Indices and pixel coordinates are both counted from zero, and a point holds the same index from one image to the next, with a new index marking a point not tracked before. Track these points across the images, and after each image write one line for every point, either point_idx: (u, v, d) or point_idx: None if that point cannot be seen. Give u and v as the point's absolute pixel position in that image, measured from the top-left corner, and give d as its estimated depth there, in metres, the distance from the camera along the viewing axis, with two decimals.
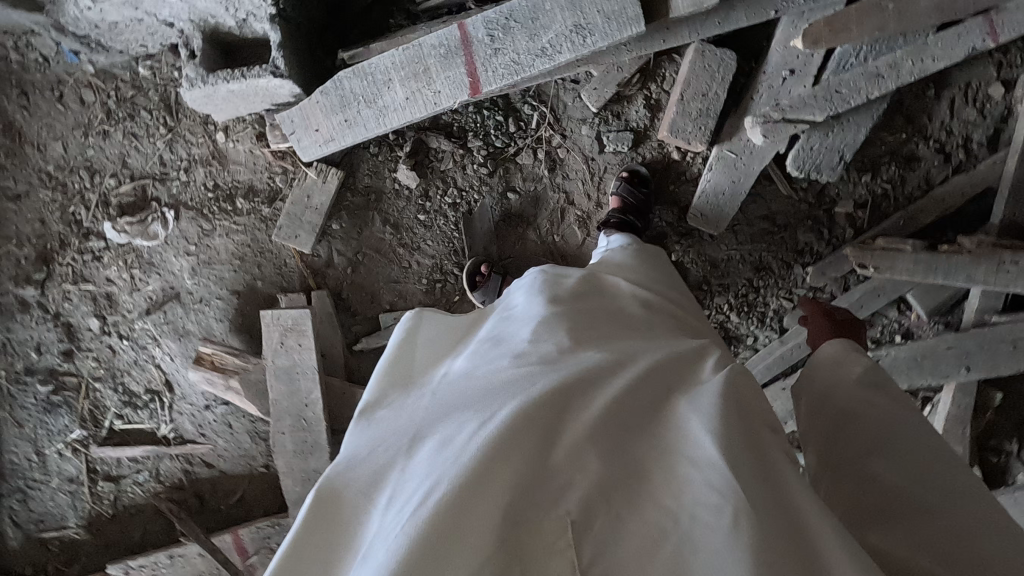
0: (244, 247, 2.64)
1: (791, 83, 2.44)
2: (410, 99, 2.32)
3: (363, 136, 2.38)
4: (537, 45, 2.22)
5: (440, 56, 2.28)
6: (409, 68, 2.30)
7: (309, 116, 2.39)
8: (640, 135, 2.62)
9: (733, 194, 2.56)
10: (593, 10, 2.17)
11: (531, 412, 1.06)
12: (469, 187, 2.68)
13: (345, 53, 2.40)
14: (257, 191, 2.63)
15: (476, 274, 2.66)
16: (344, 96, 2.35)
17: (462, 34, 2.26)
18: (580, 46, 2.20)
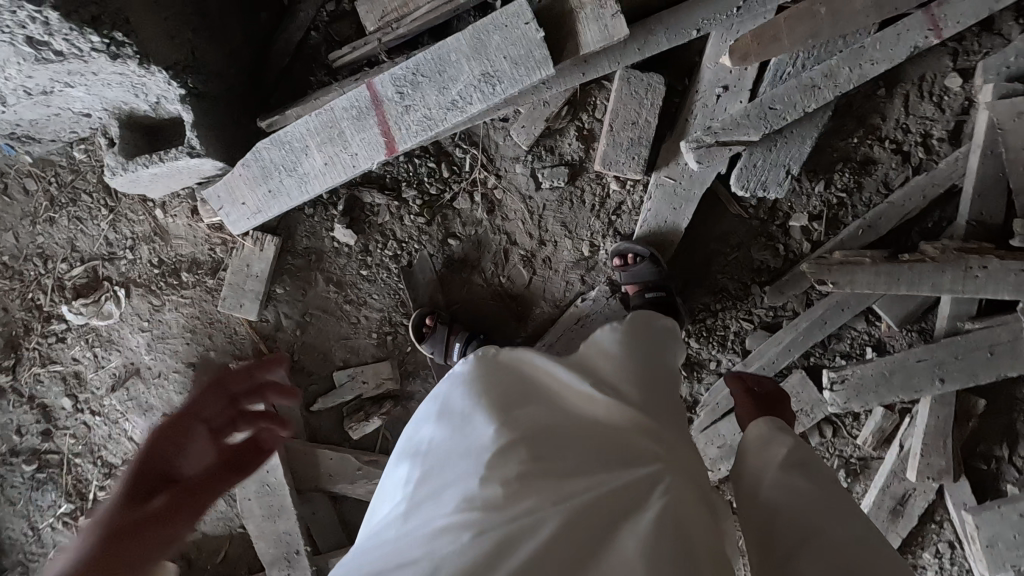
0: (195, 319, 2.66)
1: (726, 101, 2.33)
2: (329, 164, 2.28)
3: (288, 205, 2.35)
4: (447, 99, 2.16)
5: (353, 118, 2.23)
6: (325, 133, 2.26)
7: (234, 189, 2.38)
8: (576, 168, 2.53)
9: (675, 221, 2.47)
10: (500, 56, 2.09)
11: None
12: (408, 238, 2.63)
13: (264, 122, 2.37)
14: (200, 263, 2.65)
15: (422, 325, 2.63)
16: (265, 166, 2.33)
17: (372, 93, 2.20)
18: (490, 94, 2.13)
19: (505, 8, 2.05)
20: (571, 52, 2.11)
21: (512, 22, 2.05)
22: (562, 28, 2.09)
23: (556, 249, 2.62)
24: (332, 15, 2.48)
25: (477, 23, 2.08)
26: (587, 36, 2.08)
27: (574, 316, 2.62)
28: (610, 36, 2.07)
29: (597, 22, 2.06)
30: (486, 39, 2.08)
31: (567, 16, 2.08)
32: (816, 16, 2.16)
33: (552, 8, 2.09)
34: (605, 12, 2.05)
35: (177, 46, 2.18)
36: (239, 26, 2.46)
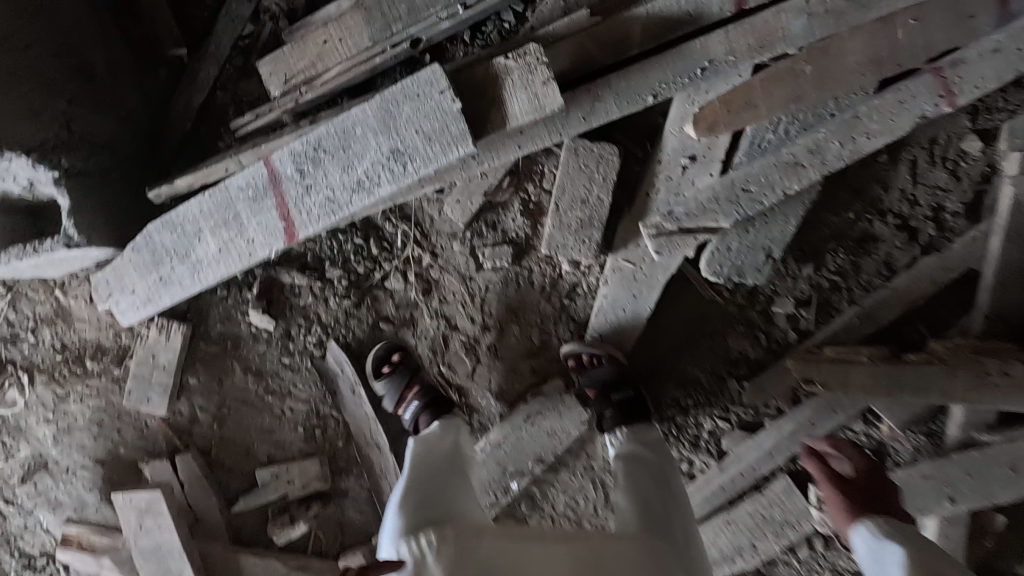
0: (101, 411, 2.40)
1: (694, 173, 1.95)
2: (223, 251, 1.95)
3: (181, 295, 2.03)
4: (353, 179, 1.81)
5: (248, 199, 1.91)
6: (218, 216, 1.94)
7: (125, 276, 2.08)
8: (522, 247, 2.18)
9: (635, 309, 2.09)
10: (411, 131, 1.73)
11: None
12: (333, 322, 2.31)
13: (151, 194, 2.05)
14: (106, 349, 2.37)
15: (382, 362, 2.26)
16: (155, 251, 2.02)
17: (269, 171, 1.88)
18: (401, 175, 1.77)
19: (415, 73, 1.71)
20: (497, 126, 1.72)
21: (422, 91, 1.70)
22: (486, 98, 1.72)
23: (502, 336, 2.27)
24: (238, 71, 2.16)
25: (384, 91, 1.75)
26: (513, 108, 1.70)
27: (523, 412, 2.28)
28: (541, 108, 1.68)
29: (525, 92, 1.69)
30: (395, 111, 1.74)
31: (491, 86, 1.71)
32: (799, 78, 1.76)
33: (473, 74, 1.73)
34: (534, 78, 1.67)
35: (45, 124, 1.88)
36: (132, 90, 2.15)
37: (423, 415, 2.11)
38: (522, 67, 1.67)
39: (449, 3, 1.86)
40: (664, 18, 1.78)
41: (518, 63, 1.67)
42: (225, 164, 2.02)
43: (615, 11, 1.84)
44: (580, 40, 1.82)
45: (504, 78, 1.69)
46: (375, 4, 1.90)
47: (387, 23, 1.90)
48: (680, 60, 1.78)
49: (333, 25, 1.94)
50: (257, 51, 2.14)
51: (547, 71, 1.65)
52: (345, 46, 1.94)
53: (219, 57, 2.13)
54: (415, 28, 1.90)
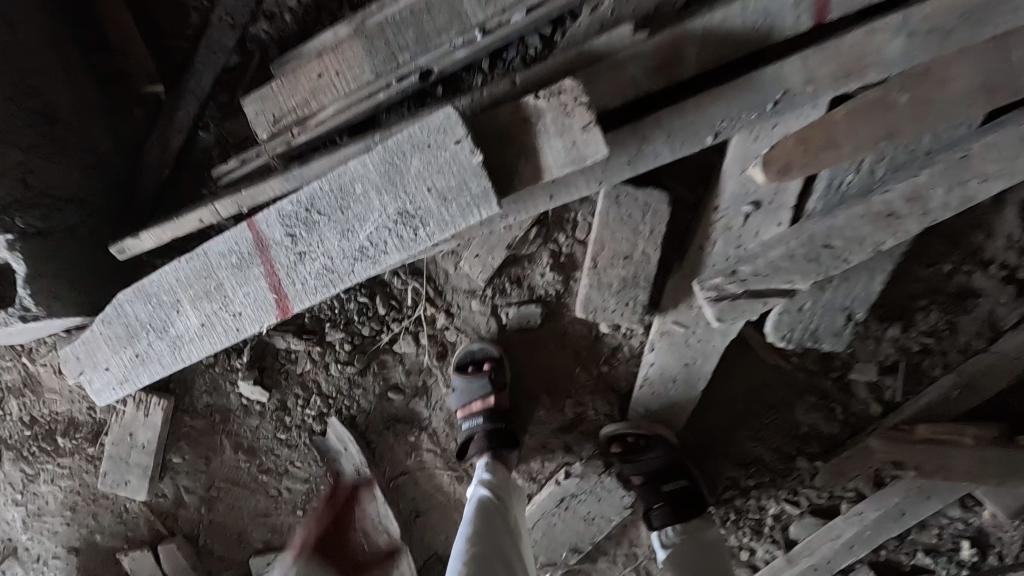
0: (75, 494, 2.12)
1: (758, 223, 1.65)
2: (207, 324, 1.68)
3: (160, 373, 1.77)
4: (354, 244, 1.53)
5: (231, 266, 1.62)
6: (197, 286, 1.65)
7: (95, 351, 1.80)
8: (552, 307, 1.87)
9: (687, 379, 1.76)
10: (421, 189, 1.43)
11: None
12: (335, 392, 2.01)
13: (113, 247, 1.78)
14: (79, 425, 2.09)
15: (467, 360, 1.94)
16: (129, 324, 1.74)
17: (254, 235, 1.58)
18: (412, 241, 1.48)
19: (423, 119, 1.39)
20: (527, 180, 1.43)
21: (434, 141, 1.39)
22: (514, 146, 1.43)
23: (528, 408, 1.96)
24: (222, 111, 1.89)
25: (386, 141, 1.43)
26: (548, 158, 1.41)
27: (556, 495, 1.95)
28: (580, 158, 1.38)
29: (561, 139, 1.39)
30: (400, 165, 1.43)
31: (520, 130, 1.42)
32: (894, 108, 1.40)
33: (497, 117, 1.43)
34: (573, 122, 1.36)
35: None
36: (102, 135, 1.87)
37: (478, 438, 1.88)
38: (558, 109, 1.37)
39: (465, 27, 1.57)
40: (728, 40, 1.44)
41: (553, 103, 1.37)
42: (199, 215, 1.72)
43: (662, 22, 1.47)
44: (622, 70, 1.48)
45: (535, 123, 1.40)
46: (377, 30, 1.60)
47: (392, 53, 1.60)
48: (746, 93, 1.47)
49: (328, 56, 1.64)
50: (244, 86, 1.86)
51: (589, 113, 1.34)
52: (342, 81, 1.64)
53: (199, 93, 1.85)
54: (424, 58, 1.61)
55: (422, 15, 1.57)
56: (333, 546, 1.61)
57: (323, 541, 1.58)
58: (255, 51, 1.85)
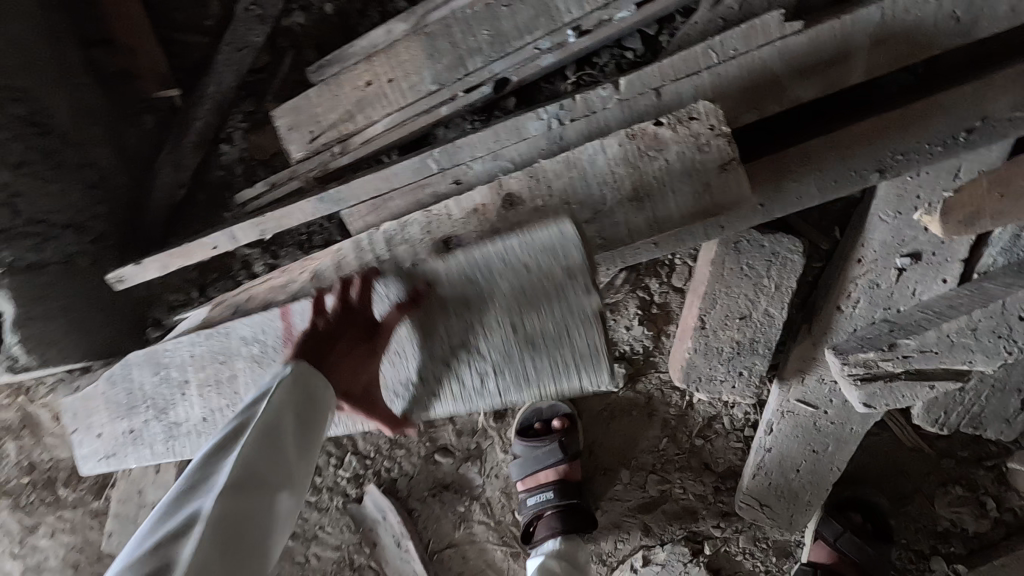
0: (77, 552, 1.87)
1: (916, 279, 1.29)
2: (210, 421, 1.41)
3: (151, 460, 1.51)
4: (400, 373, 1.20)
5: (252, 357, 1.33)
6: (210, 368, 1.36)
7: (92, 412, 1.53)
8: (637, 367, 1.56)
9: (816, 470, 1.44)
10: (502, 324, 1.10)
11: (261, 439, 0.96)
12: (374, 452, 1.72)
13: (110, 279, 1.45)
14: (83, 474, 1.85)
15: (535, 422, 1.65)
16: (132, 392, 1.47)
17: (285, 327, 1.28)
18: (476, 392, 1.17)
19: (530, 236, 1.04)
20: (640, 236, 1.10)
21: (530, 267, 1.06)
22: (626, 187, 1.09)
23: (602, 481, 1.65)
24: (248, 121, 1.58)
25: (466, 254, 1.07)
26: (670, 205, 1.08)
27: None
28: (712, 209, 1.07)
29: (690, 181, 1.06)
30: (476, 279, 1.08)
31: (634, 167, 1.08)
32: None
33: (603, 148, 1.09)
34: (706, 161, 1.05)
35: None
36: (104, 149, 1.59)
37: (550, 514, 1.58)
38: (688, 142, 1.05)
39: (556, 26, 1.23)
40: (921, 48, 1.08)
41: (683, 135, 1.05)
42: (212, 239, 1.38)
43: (816, 16, 1.12)
44: (766, 87, 1.12)
45: (658, 157, 1.07)
46: (443, 29, 1.28)
47: (459, 59, 1.28)
48: (933, 120, 1.11)
49: (380, 59, 1.33)
50: (274, 92, 1.56)
51: (729, 149, 1.04)
52: (396, 91, 1.33)
53: (219, 99, 1.53)
54: (499, 64, 1.28)
55: (500, 11, 1.24)
56: (361, 365, 1.09)
57: (348, 363, 1.07)
58: (287, 50, 1.54)
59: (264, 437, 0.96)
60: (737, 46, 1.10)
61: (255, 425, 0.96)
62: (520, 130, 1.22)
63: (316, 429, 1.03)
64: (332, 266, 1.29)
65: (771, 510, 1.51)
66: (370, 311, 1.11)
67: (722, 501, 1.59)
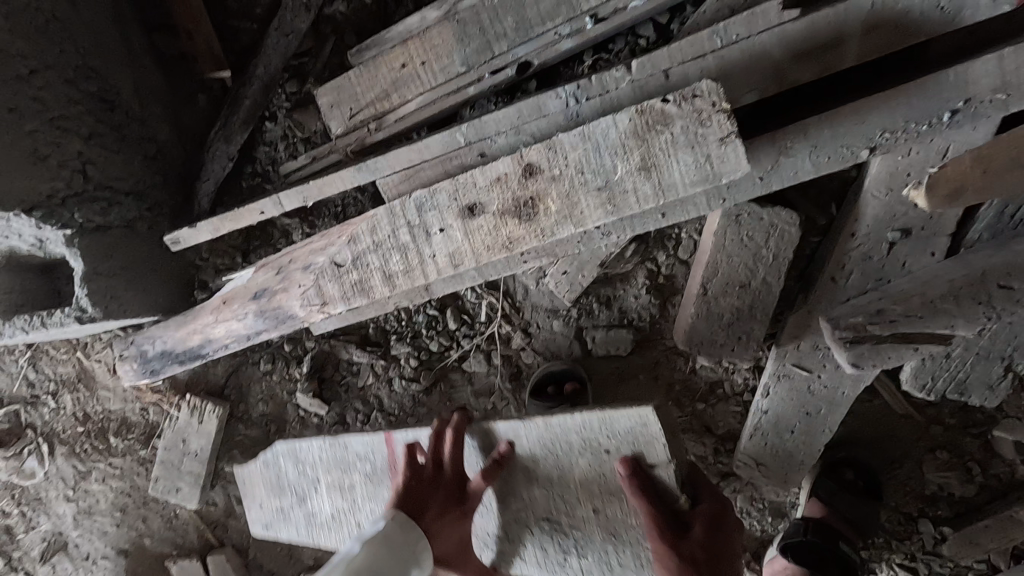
0: (124, 496, 2.05)
1: (906, 252, 1.39)
2: (337, 517, 1.69)
3: (295, 538, 1.78)
4: (484, 524, 1.56)
5: (366, 473, 1.63)
6: (335, 473, 1.67)
7: (251, 485, 1.82)
8: (643, 334, 1.68)
9: (809, 431, 1.55)
10: (587, 507, 1.41)
11: (376, 550, 1.31)
12: (398, 410, 1.86)
13: (169, 240, 1.62)
14: (132, 425, 2.02)
15: (547, 385, 1.73)
16: (280, 476, 1.76)
17: (388, 452, 1.58)
18: (557, 560, 1.49)
19: (608, 416, 1.32)
20: (645, 202, 1.22)
21: (627, 520, 1.37)
22: (635, 158, 1.21)
23: None
24: (292, 101, 1.74)
25: (554, 440, 1.40)
26: (674, 174, 1.19)
27: None
28: (713, 177, 1.17)
29: (693, 153, 1.17)
30: (566, 477, 1.42)
31: (642, 140, 1.20)
32: None
33: (616, 124, 1.21)
34: (707, 134, 1.15)
35: (50, 172, 1.49)
36: (163, 125, 1.77)
37: None
38: (692, 117, 1.16)
39: (575, 13, 1.35)
40: (908, 34, 1.18)
41: (687, 110, 1.16)
42: (260, 205, 1.52)
43: (813, 4, 1.22)
44: (766, 68, 1.23)
45: (665, 131, 1.18)
46: (472, 16, 1.41)
47: (486, 43, 1.41)
48: (920, 101, 1.21)
49: (414, 43, 1.46)
50: (316, 74, 1.71)
51: (729, 124, 1.14)
52: (428, 72, 1.46)
53: (266, 79, 1.68)
54: (523, 49, 1.41)
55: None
56: (454, 525, 1.42)
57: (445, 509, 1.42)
58: (329, 36, 1.68)
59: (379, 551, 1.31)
60: (739, 32, 1.22)
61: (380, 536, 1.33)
62: (541, 109, 1.34)
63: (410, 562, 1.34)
64: (369, 230, 1.41)
65: (768, 470, 1.61)
66: (453, 461, 1.47)
67: (721, 462, 1.70)
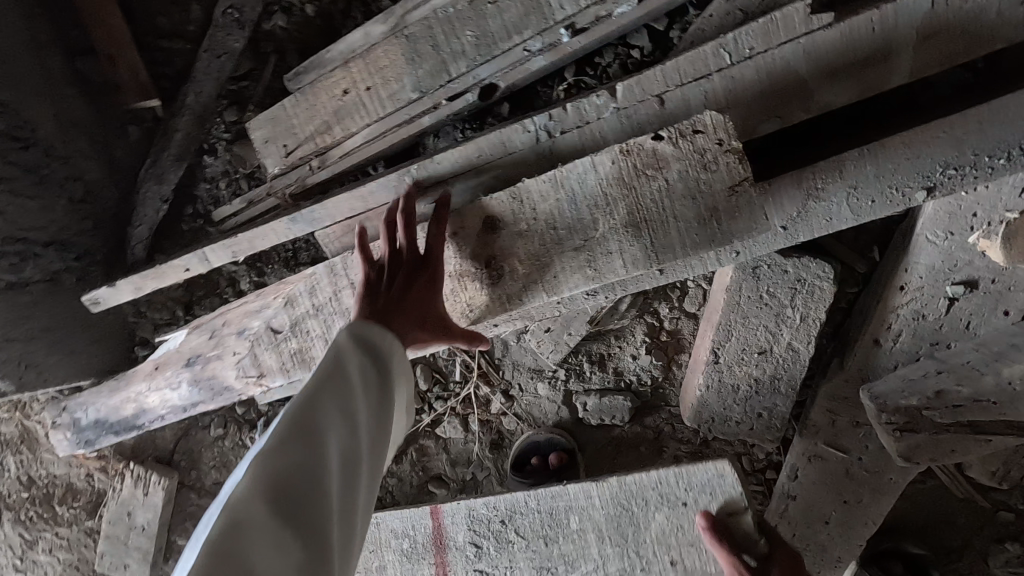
0: (73, 569, 1.86)
1: (970, 310, 1.10)
2: None
3: None
4: None
5: (401, 549, 1.43)
6: (359, 556, 1.45)
7: None
8: (643, 399, 1.42)
9: (846, 523, 1.27)
10: (661, 559, 1.25)
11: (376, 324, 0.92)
12: None
13: (87, 299, 1.41)
14: (79, 491, 1.83)
15: (530, 455, 1.49)
16: None
17: (435, 526, 1.40)
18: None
19: (683, 469, 1.22)
20: (636, 266, 0.97)
21: (703, 566, 1.22)
22: (621, 211, 0.96)
23: None
24: (231, 132, 1.50)
25: (623, 486, 1.26)
26: (671, 233, 0.95)
27: None
28: (719, 237, 0.94)
29: (695, 207, 0.93)
30: (641, 531, 1.25)
31: (630, 187, 0.95)
32: None
33: (599, 166, 0.96)
34: (713, 180, 0.92)
35: None
36: (89, 163, 1.55)
37: None
38: (692, 159, 0.92)
39: (547, 24, 1.09)
40: (980, 43, 0.89)
41: (685, 150, 0.91)
42: (185, 260, 1.30)
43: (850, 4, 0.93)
44: (789, 89, 0.96)
45: (657, 177, 0.93)
46: (425, 30, 1.16)
47: (441, 63, 1.16)
48: (997, 129, 0.92)
49: (357, 65, 1.22)
50: (257, 101, 1.47)
51: (741, 168, 0.90)
52: (375, 99, 1.21)
53: (199, 109, 1.45)
54: (485, 69, 1.14)
55: (486, 9, 1.11)
56: (428, 298, 0.99)
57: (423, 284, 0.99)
58: (270, 56, 1.45)
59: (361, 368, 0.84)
60: (754, 44, 0.94)
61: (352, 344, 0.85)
62: (506, 145, 1.08)
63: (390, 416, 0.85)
64: (305, 291, 1.22)
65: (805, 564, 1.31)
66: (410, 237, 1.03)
67: None
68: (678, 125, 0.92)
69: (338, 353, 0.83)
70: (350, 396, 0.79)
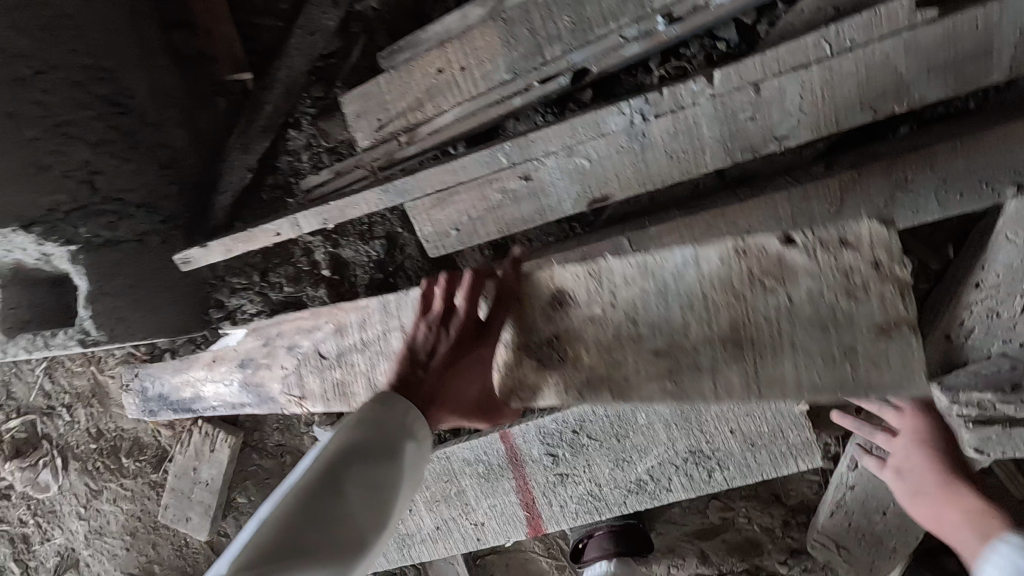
0: (134, 519, 1.96)
1: None
2: (443, 526, 1.55)
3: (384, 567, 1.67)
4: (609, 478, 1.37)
5: (477, 474, 1.47)
6: (437, 487, 1.52)
7: None
8: None
9: (905, 515, 1.29)
10: (721, 431, 1.27)
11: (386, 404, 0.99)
12: None
13: (180, 260, 1.49)
14: (144, 445, 1.93)
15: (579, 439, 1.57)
16: None
17: (507, 448, 1.42)
18: (704, 483, 1.31)
19: None
20: (731, 391, 1.03)
21: (759, 429, 1.25)
22: (723, 320, 1.01)
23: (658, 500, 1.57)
24: (317, 107, 1.57)
25: None
26: (785, 361, 0.99)
27: None
28: (850, 381, 0.96)
29: (818, 340, 0.97)
30: (703, 415, 1.27)
31: (741, 295, 1.00)
32: None
33: (724, 268, 1.00)
34: (855, 310, 0.94)
35: (53, 182, 1.37)
36: (178, 130, 1.63)
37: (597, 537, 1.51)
38: (836, 278, 0.94)
39: (644, 13, 1.13)
40: None
41: (821, 266, 0.94)
42: (276, 225, 1.36)
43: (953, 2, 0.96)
44: (888, 82, 0.98)
45: (778, 290, 0.97)
46: (521, 14, 1.21)
47: (537, 46, 1.21)
48: None
49: (453, 45, 1.27)
50: (344, 78, 1.53)
51: (899, 309, 0.91)
52: (468, 79, 1.27)
53: (290, 83, 1.51)
54: (579, 54, 1.19)
55: None
56: (470, 381, 1.08)
57: (468, 360, 1.08)
58: (359, 36, 1.51)
59: (350, 460, 0.91)
60: (856, 37, 0.96)
61: (349, 432, 0.94)
62: (599, 125, 1.12)
63: (374, 514, 0.90)
64: (358, 323, 1.32)
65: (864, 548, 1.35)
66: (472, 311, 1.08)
67: (791, 537, 1.48)
68: (818, 234, 0.94)
69: (334, 443, 0.92)
70: (329, 493, 0.87)
